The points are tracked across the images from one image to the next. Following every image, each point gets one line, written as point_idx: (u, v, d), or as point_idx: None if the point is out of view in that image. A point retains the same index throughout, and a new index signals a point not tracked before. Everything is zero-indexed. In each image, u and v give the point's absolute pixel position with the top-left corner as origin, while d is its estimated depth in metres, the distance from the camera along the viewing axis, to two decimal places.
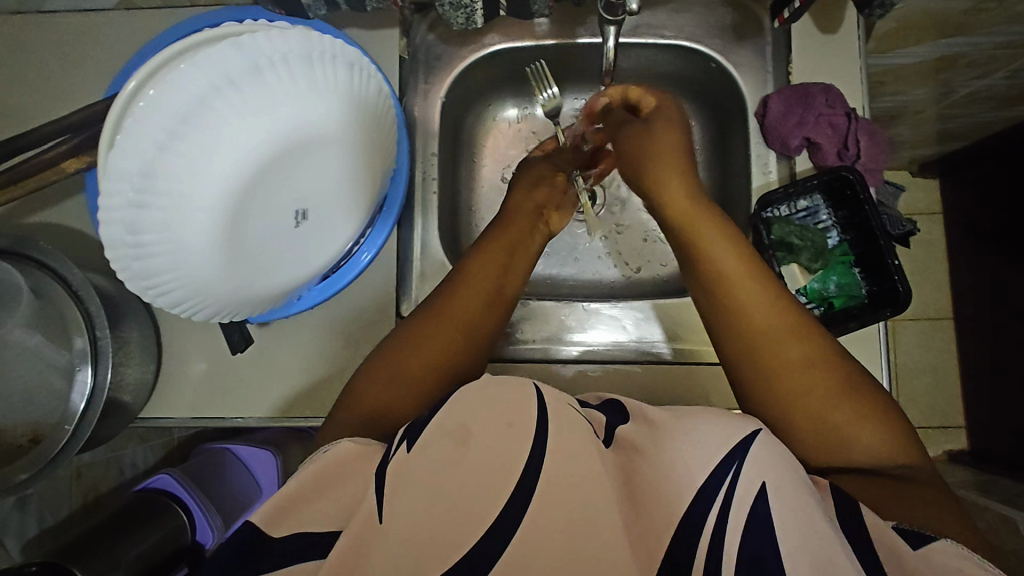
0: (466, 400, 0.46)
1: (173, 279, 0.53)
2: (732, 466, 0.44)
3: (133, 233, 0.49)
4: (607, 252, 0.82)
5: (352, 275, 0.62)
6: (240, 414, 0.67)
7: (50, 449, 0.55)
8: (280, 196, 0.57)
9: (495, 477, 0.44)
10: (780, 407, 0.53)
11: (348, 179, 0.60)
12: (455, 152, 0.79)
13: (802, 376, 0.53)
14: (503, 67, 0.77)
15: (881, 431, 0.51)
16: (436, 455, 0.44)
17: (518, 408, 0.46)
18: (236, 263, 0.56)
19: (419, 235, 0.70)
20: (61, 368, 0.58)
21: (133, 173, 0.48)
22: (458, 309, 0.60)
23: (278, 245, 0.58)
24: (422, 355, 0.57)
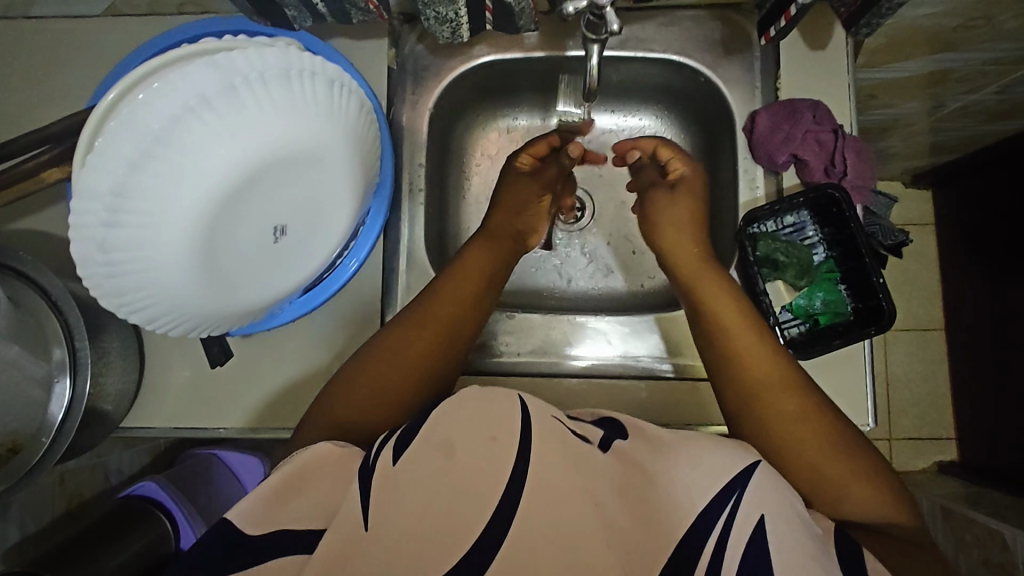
0: (451, 411, 0.46)
1: (147, 298, 0.52)
2: (732, 493, 0.44)
3: (104, 251, 0.49)
4: (597, 263, 0.82)
5: (333, 289, 0.62)
6: (221, 425, 0.67)
7: (28, 461, 0.55)
8: (261, 213, 0.57)
9: (490, 471, 0.44)
10: (781, 455, 0.52)
11: (328, 196, 0.60)
12: (444, 162, 0.79)
13: (799, 428, 0.52)
14: (493, 78, 0.77)
15: (887, 489, 0.50)
16: (421, 467, 0.44)
17: (503, 420, 0.46)
18: (212, 281, 0.56)
19: (405, 246, 0.70)
20: (39, 379, 0.57)
21: (104, 191, 0.48)
22: (433, 303, 0.61)
23: (256, 263, 0.58)
24: (398, 357, 0.58)
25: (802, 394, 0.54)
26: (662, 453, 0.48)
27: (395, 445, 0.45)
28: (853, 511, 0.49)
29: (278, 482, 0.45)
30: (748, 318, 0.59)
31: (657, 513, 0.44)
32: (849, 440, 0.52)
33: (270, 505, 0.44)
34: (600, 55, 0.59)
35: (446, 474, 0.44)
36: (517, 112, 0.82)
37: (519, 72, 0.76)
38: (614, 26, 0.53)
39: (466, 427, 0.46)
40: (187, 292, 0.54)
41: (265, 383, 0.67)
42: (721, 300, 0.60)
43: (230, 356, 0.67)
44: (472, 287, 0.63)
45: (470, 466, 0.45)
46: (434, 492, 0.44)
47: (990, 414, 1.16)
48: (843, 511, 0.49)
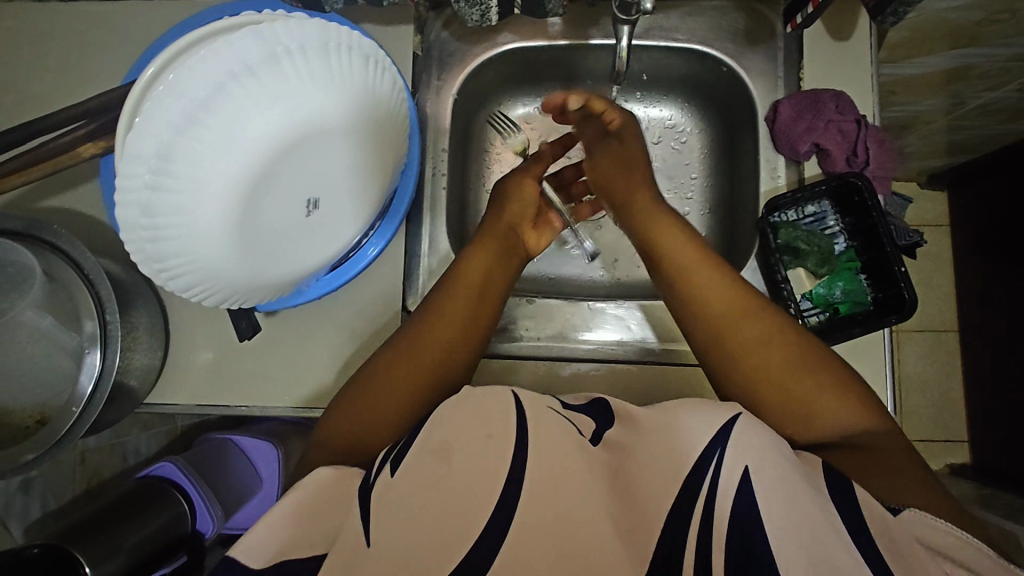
0: (447, 407, 0.48)
1: (183, 264, 0.53)
2: (714, 454, 0.44)
3: (148, 216, 0.50)
4: (612, 252, 0.83)
5: (359, 269, 0.62)
6: (245, 403, 0.68)
7: (58, 430, 0.56)
8: (292, 185, 0.58)
9: (489, 464, 0.45)
10: (746, 379, 0.54)
11: (359, 170, 0.61)
12: (465, 151, 0.80)
13: (758, 355, 0.54)
14: (516, 66, 0.78)
15: (848, 399, 0.52)
16: (419, 473, 0.45)
17: (496, 418, 0.47)
18: (247, 250, 0.56)
19: (427, 233, 0.70)
20: (70, 350, 0.58)
21: (150, 155, 0.49)
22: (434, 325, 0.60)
23: (289, 232, 0.59)
24: (398, 380, 0.57)
25: (758, 321, 0.55)
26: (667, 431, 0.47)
27: (393, 457, 0.46)
28: (820, 434, 0.52)
29: (278, 515, 0.45)
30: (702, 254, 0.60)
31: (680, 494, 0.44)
32: (804, 358, 0.53)
33: (268, 538, 0.44)
34: (630, 39, 0.60)
35: (447, 470, 0.45)
36: (537, 101, 0.83)
37: (543, 61, 0.77)
38: (645, 5, 0.53)
39: (464, 422, 0.47)
40: (220, 262, 0.55)
41: (289, 363, 0.68)
42: (682, 245, 0.61)
43: (253, 331, 0.68)
44: (472, 304, 0.62)
45: (466, 466, 0.45)
46: (437, 492, 0.44)
47: (1004, 417, 1.15)
48: (813, 437, 0.52)
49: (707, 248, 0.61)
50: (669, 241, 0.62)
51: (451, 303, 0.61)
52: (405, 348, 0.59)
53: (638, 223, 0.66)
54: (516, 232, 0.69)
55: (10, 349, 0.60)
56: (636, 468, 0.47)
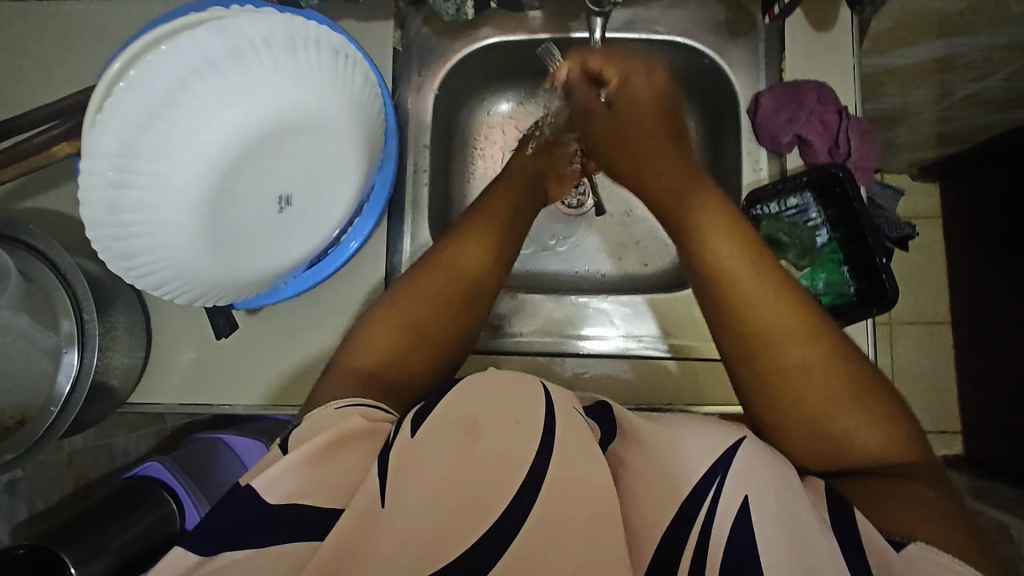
0: (475, 385, 0.43)
1: (154, 262, 0.53)
2: (715, 477, 0.41)
3: (114, 213, 0.50)
4: (598, 246, 0.82)
5: (338, 264, 0.61)
6: (228, 402, 0.68)
7: (36, 430, 0.56)
8: (259, 178, 0.59)
9: (511, 451, 0.40)
10: (765, 378, 0.48)
11: (331, 166, 0.61)
12: (448, 147, 0.80)
13: (788, 350, 0.47)
14: (498, 62, 0.77)
15: (872, 416, 0.46)
16: (442, 443, 0.40)
17: (525, 407, 0.42)
18: (219, 246, 0.57)
19: (409, 228, 0.70)
20: (47, 351, 0.58)
21: (114, 151, 0.49)
22: (407, 321, 0.55)
23: (261, 228, 0.59)
24: (378, 347, 0.53)
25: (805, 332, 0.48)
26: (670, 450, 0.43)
27: (415, 418, 0.41)
28: (839, 455, 0.46)
29: (307, 448, 0.41)
30: (743, 244, 0.51)
31: (664, 502, 0.41)
32: (832, 362, 0.47)
33: (291, 471, 0.40)
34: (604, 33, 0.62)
35: (462, 456, 0.40)
36: (520, 96, 0.83)
37: (524, 56, 0.77)
38: None
39: (488, 411, 0.42)
40: (191, 258, 0.55)
41: (271, 359, 0.67)
42: (718, 226, 0.53)
43: (236, 325, 0.68)
44: (449, 304, 0.56)
45: (491, 446, 0.40)
46: (452, 471, 0.40)
47: (999, 408, 1.14)
48: (830, 458, 0.46)
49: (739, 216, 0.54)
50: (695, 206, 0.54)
51: (420, 294, 0.56)
52: (375, 331, 0.54)
53: (662, 198, 0.58)
54: (510, 216, 0.65)
55: None
56: (630, 484, 0.42)
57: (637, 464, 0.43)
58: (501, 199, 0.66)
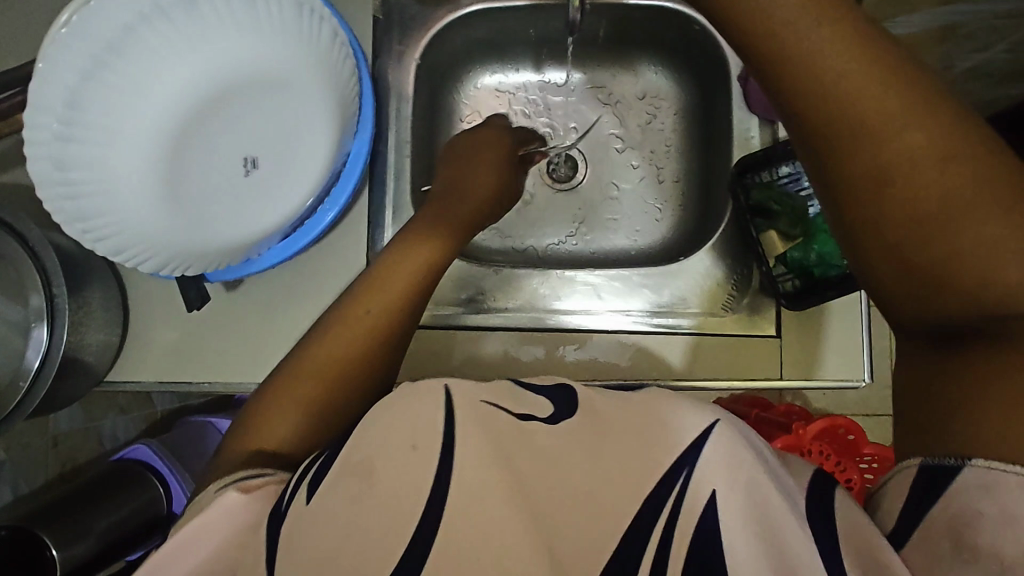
0: (375, 419, 0.41)
1: (108, 223, 0.54)
2: (681, 470, 0.37)
3: (63, 170, 0.53)
4: (584, 219, 0.81)
5: (314, 234, 0.61)
6: (208, 379, 0.66)
7: (8, 403, 0.55)
8: (229, 146, 0.59)
9: (412, 482, 0.38)
10: (868, 207, 0.39)
11: (295, 127, 0.60)
12: (433, 120, 0.78)
13: (903, 162, 0.38)
14: (483, 30, 0.75)
15: (1020, 245, 0.35)
16: (334, 498, 0.38)
17: (427, 426, 0.39)
18: (175, 209, 0.57)
19: (391, 199, 0.69)
20: (17, 325, 0.57)
21: (62, 102, 0.52)
22: (329, 339, 0.54)
23: (224, 191, 0.59)
24: (304, 387, 0.52)
25: (926, 143, 0.37)
26: (639, 439, 0.38)
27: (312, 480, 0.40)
28: (928, 306, 0.38)
29: (178, 538, 0.41)
30: (846, 45, 0.39)
31: (628, 497, 0.37)
32: (965, 178, 0.36)
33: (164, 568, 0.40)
34: None
35: (365, 496, 0.38)
36: (506, 68, 0.81)
37: (509, 23, 0.75)
38: None
39: (382, 441, 0.39)
40: (156, 225, 0.56)
41: (248, 334, 0.66)
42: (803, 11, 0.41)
43: (209, 299, 0.65)
44: (376, 314, 0.56)
45: (389, 485, 0.38)
46: (352, 521, 0.37)
47: None
48: (919, 311, 0.39)
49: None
50: None
51: (326, 358, 0.54)
52: (291, 389, 0.53)
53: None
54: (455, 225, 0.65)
55: None
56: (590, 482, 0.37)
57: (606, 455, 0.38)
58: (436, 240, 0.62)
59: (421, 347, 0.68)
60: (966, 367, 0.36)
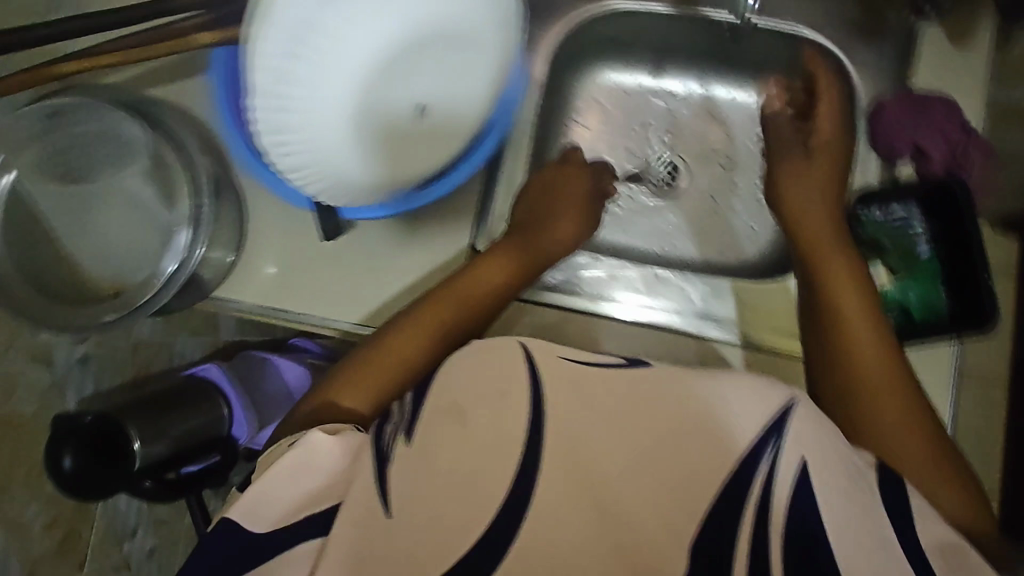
0: (460, 366, 0.48)
1: (297, 143, 0.58)
2: (769, 443, 0.42)
3: (277, 85, 0.56)
4: (676, 227, 0.82)
5: (445, 190, 0.66)
6: (302, 312, 0.67)
7: (137, 300, 0.59)
8: (403, 87, 0.63)
9: (503, 427, 0.45)
10: (850, 371, 0.55)
11: (462, 86, 0.65)
12: (551, 109, 0.81)
13: (876, 345, 0.56)
14: (615, 31, 0.78)
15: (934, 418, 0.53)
16: (435, 434, 0.46)
17: (508, 376, 0.46)
18: (350, 140, 0.62)
19: (506, 173, 0.71)
20: (161, 228, 0.61)
21: (296, 23, 0.55)
22: (400, 332, 0.60)
23: (390, 132, 0.64)
24: (369, 373, 0.58)
25: (883, 328, 0.57)
26: (720, 410, 0.43)
27: (410, 420, 0.48)
28: (895, 450, 0.50)
29: (269, 478, 0.49)
30: (852, 260, 0.62)
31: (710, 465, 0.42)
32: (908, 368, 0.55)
33: (261, 500, 0.48)
34: None
35: (463, 435, 0.45)
36: (627, 70, 0.84)
37: (642, 27, 0.77)
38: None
39: (469, 388, 0.47)
40: (332, 150, 0.61)
41: (350, 278, 0.67)
42: (823, 228, 0.64)
43: (345, 232, 0.67)
44: (451, 318, 0.61)
45: (483, 425, 0.45)
46: (456, 456, 0.45)
47: None
48: (884, 449, 0.51)
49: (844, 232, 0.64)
50: (807, 198, 0.66)
51: (397, 349, 0.59)
52: (360, 373, 0.58)
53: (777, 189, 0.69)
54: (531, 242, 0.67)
55: (106, 221, 0.64)
56: (680, 445, 0.43)
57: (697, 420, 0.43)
58: (507, 262, 0.65)
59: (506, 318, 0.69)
60: (928, 484, 0.49)
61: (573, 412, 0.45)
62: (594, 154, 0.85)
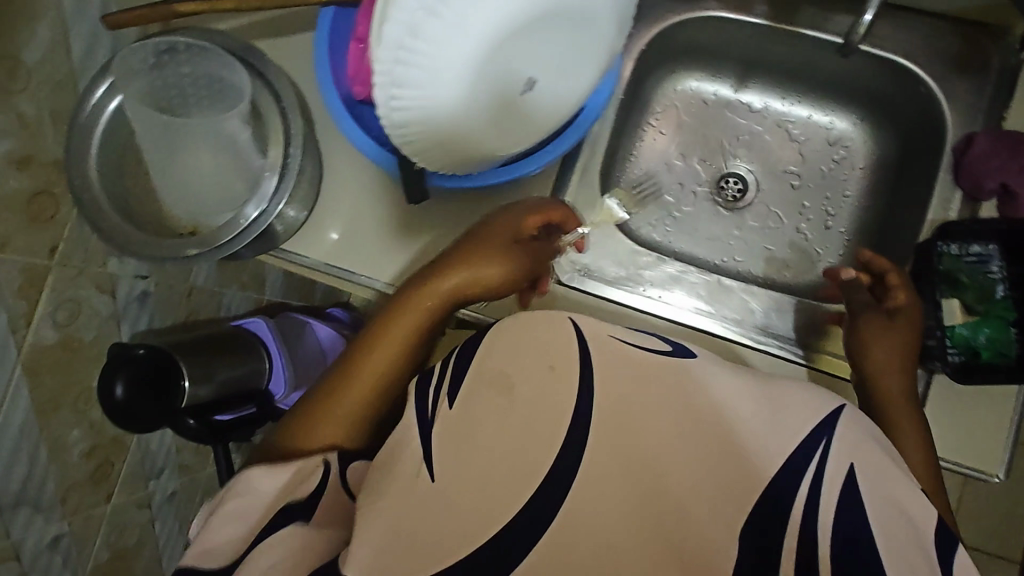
0: (501, 335, 0.45)
1: (410, 101, 0.51)
2: (820, 441, 0.41)
3: (408, 37, 0.48)
4: (737, 240, 0.82)
5: (533, 168, 0.59)
6: (371, 274, 0.70)
7: (219, 238, 0.61)
8: (522, 56, 0.53)
9: (550, 398, 0.42)
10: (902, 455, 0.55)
11: (588, 64, 0.56)
12: (630, 108, 0.81)
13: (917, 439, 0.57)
14: (706, 38, 0.78)
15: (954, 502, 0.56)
16: (479, 405, 0.43)
17: (560, 348, 0.43)
18: (458, 98, 0.52)
19: (583, 163, 0.72)
20: (248, 173, 0.63)
21: None
22: (355, 374, 0.60)
23: (507, 110, 0.55)
24: (332, 418, 0.59)
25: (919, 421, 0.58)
26: (785, 407, 0.42)
27: (450, 388, 0.45)
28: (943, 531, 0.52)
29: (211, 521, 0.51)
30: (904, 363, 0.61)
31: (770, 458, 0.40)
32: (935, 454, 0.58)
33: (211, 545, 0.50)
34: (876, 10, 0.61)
35: (508, 407, 0.42)
36: (710, 79, 0.84)
37: (734, 37, 0.77)
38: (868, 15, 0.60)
39: (520, 356, 0.44)
40: (443, 113, 0.52)
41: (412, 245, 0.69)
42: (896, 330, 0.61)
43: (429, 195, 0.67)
44: (401, 343, 0.60)
45: (528, 398, 0.42)
46: (501, 428, 0.42)
47: None
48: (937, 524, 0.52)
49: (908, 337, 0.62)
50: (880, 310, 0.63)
51: (324, 413, 0.59)
52: (322, 416, 0.59)
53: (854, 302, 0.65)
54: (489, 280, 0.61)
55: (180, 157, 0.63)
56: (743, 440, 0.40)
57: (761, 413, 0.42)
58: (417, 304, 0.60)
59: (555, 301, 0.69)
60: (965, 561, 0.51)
61: (627, 393, 0.42)
62: (665, 158, 0.85)
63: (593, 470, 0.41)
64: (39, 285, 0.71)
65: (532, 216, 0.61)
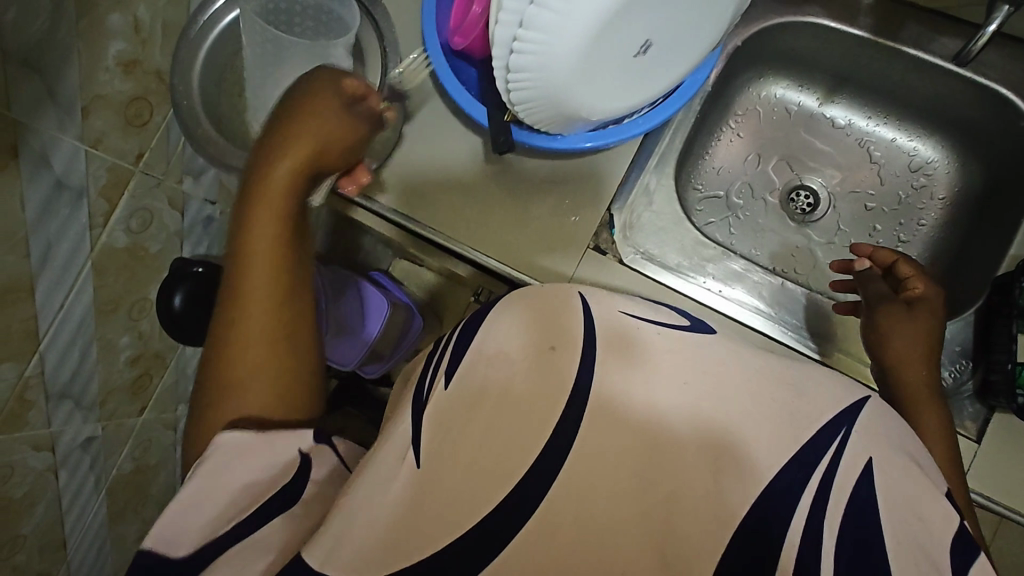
0: (502, 314, 0.42)
1: (539, 51, 0.50)
2: (840, 431, 0.39)
3: None
4: (798, 252, 0.81)
5: (624, 137, 0.62)
6: (432, 227, 0.70)
7: None
8: (648, 19, 0.52)
9: (551, 384, 0.38)
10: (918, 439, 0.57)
11: (692, 38, 0.58)
12: (713, 105, 0.81)
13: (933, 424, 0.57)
14: (803, 43, 0.77)
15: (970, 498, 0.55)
16: (473, 389, 0.39)
17: (561, 329, 0.40)
18: (586, 60, 0.52)
19: (660, 148, 0.72)
20: None
21: None
22: (248, 300, 0.52)
23: (618, 69, 0.55)
24: (258, 354, 0.52)
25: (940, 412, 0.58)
26: (802, 393, 0.40)
27: (448, 366, 0.41)
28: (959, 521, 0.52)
29: (183, 493, 0.43)
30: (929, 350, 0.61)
31: (785, 443, 0.38)
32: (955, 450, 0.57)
33: (185, 523, 0.42)
34: (1000, 23, 0.60)
35: (507, 389, 0.39)
36: (799, 87, 0.83)
37: (832, 47, 0.76)
38: (990, 27, 0.60)
39: (523, 332, 0.40)
40: (567, 68, 0.52)
41: (464, 202, 0.70)
42: (917, 323, 0.62)
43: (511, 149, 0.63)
44: (278, 248, 0.54)
45: (528, 381, 0.39)
46: (499, 419, 0.38)
47: None
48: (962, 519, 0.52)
49: (934, 326, 0.63)
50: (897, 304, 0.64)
51: (249, 372, 0.51)
52: (250, 365, 0.51)
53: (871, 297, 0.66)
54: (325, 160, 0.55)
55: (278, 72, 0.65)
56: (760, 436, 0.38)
57: (797, 398, 0.40)
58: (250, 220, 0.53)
59: (599, 273, 0.68)
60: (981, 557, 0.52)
61: (632, 373, 0.39)
62: (740, 159, 0.84)
63: (604, 430, 0.38)
64: (122, 188, 0.75)
65: (349, 79, 0.57)
